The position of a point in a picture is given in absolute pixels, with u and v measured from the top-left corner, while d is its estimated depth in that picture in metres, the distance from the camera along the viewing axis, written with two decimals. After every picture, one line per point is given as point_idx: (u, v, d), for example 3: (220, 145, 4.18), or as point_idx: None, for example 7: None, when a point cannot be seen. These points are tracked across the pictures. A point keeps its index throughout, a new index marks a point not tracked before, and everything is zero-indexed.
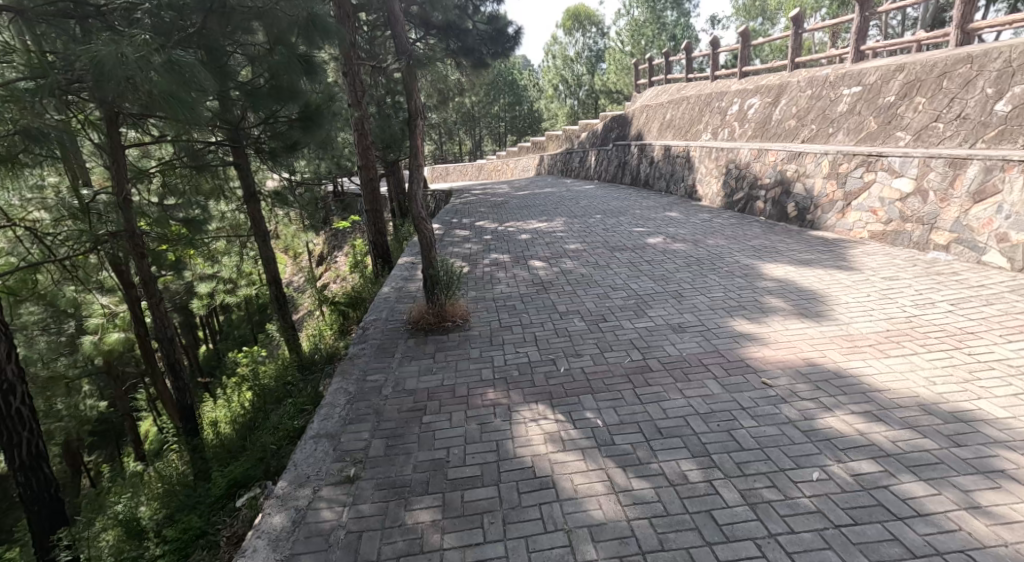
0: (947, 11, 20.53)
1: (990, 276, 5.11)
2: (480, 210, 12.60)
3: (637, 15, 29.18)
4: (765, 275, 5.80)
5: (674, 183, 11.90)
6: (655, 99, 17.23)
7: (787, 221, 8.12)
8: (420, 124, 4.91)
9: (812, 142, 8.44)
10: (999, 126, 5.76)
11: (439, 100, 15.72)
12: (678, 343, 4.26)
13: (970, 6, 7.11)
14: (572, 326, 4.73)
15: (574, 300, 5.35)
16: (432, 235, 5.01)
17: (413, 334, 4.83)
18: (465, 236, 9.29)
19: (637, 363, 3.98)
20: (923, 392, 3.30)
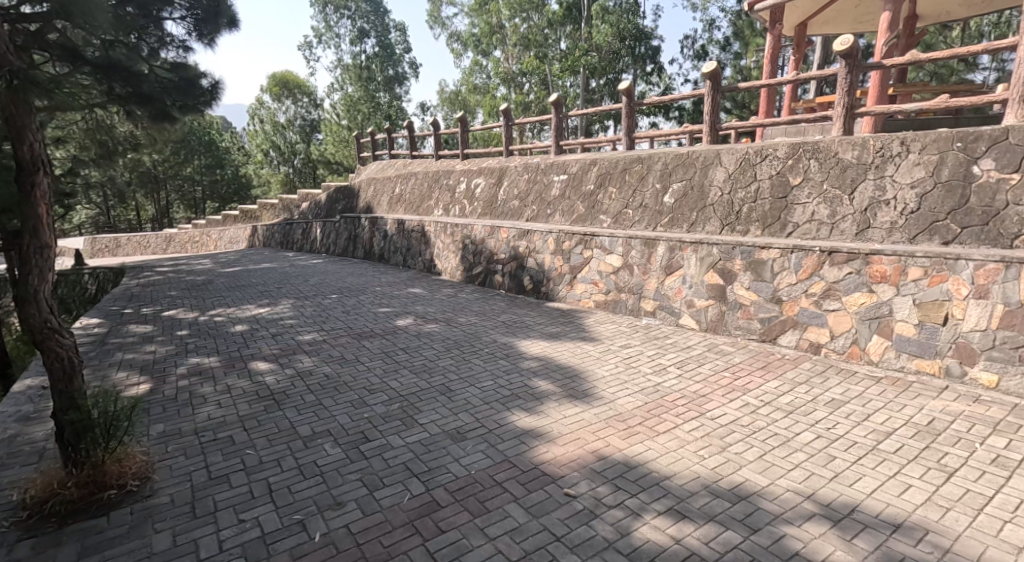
0: (599, 126, 25.79)
1: (689, 337, 5.89)
2: (171, 295, 10.19)
3: (351, 92, 29.04)
4: (525, 353, 5.77)
5: (412, 257, 11.70)
6: (382, 173, 17.25)
7: (524, 293, 8.51)
8: (44, 181, 3.45)
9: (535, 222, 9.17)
10: (669, 214, 6.86)
11: (105, 157, 12.33)
12: (464, 456, 3.69)
13: (633, 119, 8.62)
14: (324, 457, 3.74)
15: (321, 417, 4.34)
16: (74, 354, 3.48)
17: (48, 528, 3.10)
18: (145, 334, 7.15)
19: (422, 498, 3.25)
20: (701, 470, 3.35)
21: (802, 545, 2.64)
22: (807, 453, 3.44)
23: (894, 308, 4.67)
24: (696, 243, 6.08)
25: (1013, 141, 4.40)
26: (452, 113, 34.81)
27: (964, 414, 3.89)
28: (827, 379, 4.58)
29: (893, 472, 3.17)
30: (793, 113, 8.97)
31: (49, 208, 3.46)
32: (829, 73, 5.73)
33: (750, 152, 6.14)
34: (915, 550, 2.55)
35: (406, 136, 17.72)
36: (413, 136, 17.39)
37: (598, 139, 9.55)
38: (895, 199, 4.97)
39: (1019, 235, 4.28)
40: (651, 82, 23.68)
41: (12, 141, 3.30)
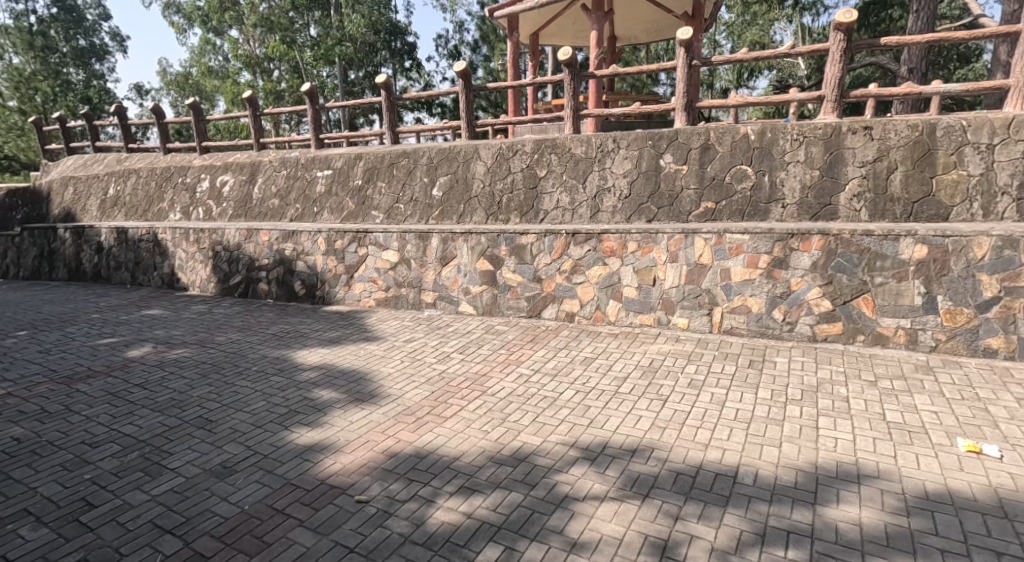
0: (356, 120, 25.09)
1: (468, 322, 6.22)
2: None
3: (17, 63, 22.57)
4: (301, 364, 5.25)
5: (143, 272, 10.04)
6: (77, 168, 14.04)
7: (297, 299, 7.87)
8: None
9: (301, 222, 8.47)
10: (440, 207, 7.04)
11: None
12: (233, 492, 3.11)
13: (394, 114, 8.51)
14: (14, 548, 2.68)
15: (10, 496, 3.14)
16: None
17: None
18: None
19: (181, 556, 2.60)
20: (485, 444, 3.52)
21: (570, 487, 3.02)
22: (568, 408, 4.01)
23: (621, 276, 5.68)
24: (466, 233, 6.45)
25: (682, 141, 5.68)
26: (183, 97, 30.09)
27: (670, 351, 4.99)
28: (580, 341, 5.40)
29: (629, 409, 3.92)
30: (534, 113, 10.14)
31: None
32: (556, 79, 6.54)
33: (503, 147, 6.62)
34: (645, 466, 3.19)
35: (114, 125, 14.53)
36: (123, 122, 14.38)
37: (363, 133, 9.17)
38: (614, 186, 6.00)
39: (692, 211, 5.64)
40: (411, 77, 23.93)
41: None
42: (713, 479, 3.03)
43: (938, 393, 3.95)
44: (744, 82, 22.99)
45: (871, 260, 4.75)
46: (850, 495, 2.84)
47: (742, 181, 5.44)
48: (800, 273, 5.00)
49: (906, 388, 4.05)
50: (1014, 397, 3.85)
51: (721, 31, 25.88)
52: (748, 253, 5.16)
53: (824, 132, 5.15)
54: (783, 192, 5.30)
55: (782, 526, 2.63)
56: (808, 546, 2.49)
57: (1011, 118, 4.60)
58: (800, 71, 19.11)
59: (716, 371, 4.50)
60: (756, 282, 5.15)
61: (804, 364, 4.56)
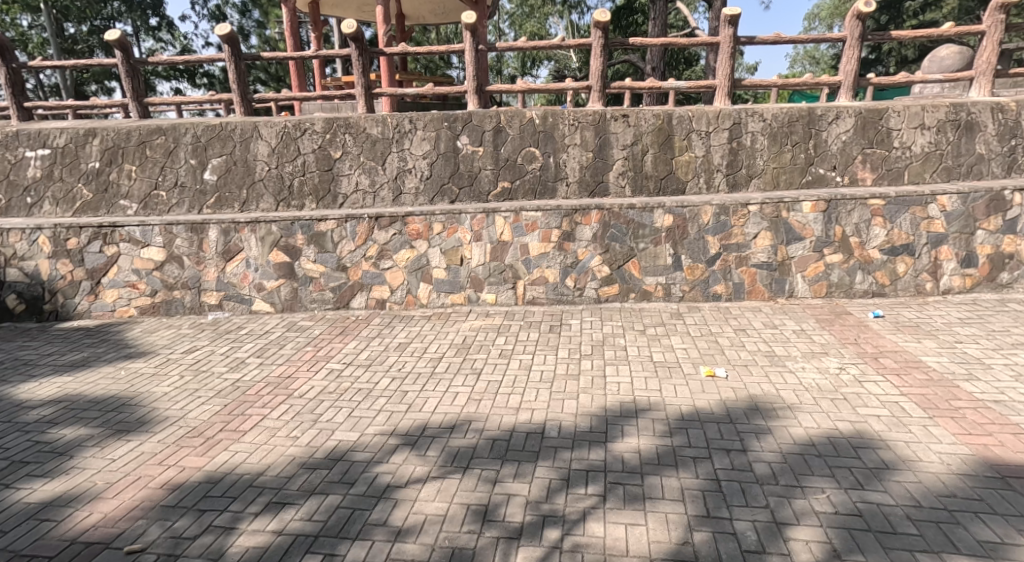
0: (87, 87, 20.52)
1: (266, 321, 5.64)
2: None
3: None
4: (29, 401, 4.00)
5: None
6: None
7: (13, 319, 6.00)
8: None
9: (6, 219, 6.17)
10: (215, 193, 6.08)
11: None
12: None
13: (137, 81, 6.61)
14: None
15: None
16: None
17: None
18: None
19: None
20: (295, 451, 3.25)
21: (391, 477, 2.96)
22: (385, 396, 3.92)
23: (428, 258, 5.69)
24: (253, 223, 5.77)
25: (476, 122, 5.81)
26: None
27: (481, 327, 5.17)
28: (393, 327, 5.29)
29: (446, 387, 3.97)
30: (324, 89, 9.47)
31: None
32: (343, 54, 6.17)
33: (288, 125, 5.98)
34: (464, 439, 3.27)
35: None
36: None
37: (95, 102, 7.19)
38: (414, 167, 5.93)
39: (490, 191, 5.86)
40: (160, 39, 20.58)
41: None
42: (524, 438, 3.24)
43: (687, 333, 4.76)
44: (527, 70, 24.39)
45: (635, 230, 5.47)
46: (631, 427, 3.28)
47: (531, 162, 5.80)
48: (584, 244, 5.54)
49: (666, 331, 4.82)
50: (733, 328, 4.82)
51: (505, 20, 26.97)
52: (542, 229, 5.55)
53: (593, 118, 5.70)
54: (566, 171, 5.79)
55: (582, 466, 2.93)
56: (602, 479, 2.82)
57: (719, 111, 5.61)
58: (573, 63, 20.93)
59: (522, 339, 4.80)
60: (550, 255, 5.58)
61: (592, 322, 5.12)
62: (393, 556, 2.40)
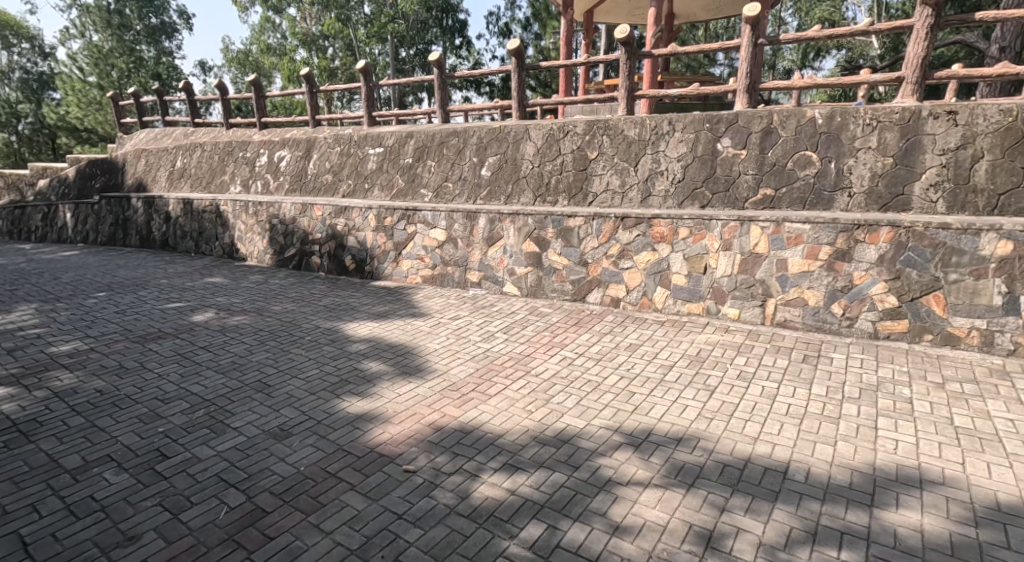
0: (406, 97, 25.05)
1: (513, 303, 6.20)
2: None
3: (97, 41, 22.88)
4: (350, 336, 5.14)
5: (205, 243, 9.40)
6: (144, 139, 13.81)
7: (347, 274, 7.69)
8: None
9: (351, 199, 7.98)
10: (487, 187, 6.87)
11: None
12: (289, 454, 3.21)
13: (446, 92, 7.90)
14: (104, 489, 2.89)
15: (98, 440, 3.35)
16: None
17: None
18: None
19: (243, 509, 2.75)
20: (529, 423, 3.53)
21: (614, 472, 3.00)
22: (613, 392, 3.97)
23: (670, 263, 5.55)
24: (514, 214, 6.37)
25: (742, 124, 5.48)
26: (242, 78, 30.30)
27: (719, 342, 4.87)
28: (625, 327, 5.33)
29: (675, 397, 3.85)
30: (585, 93, 9.91)
31: None
32: (610, 58, 6.34)
33: (554, 127, 6.48)
34: (691, 455, 3.14)
35: (178, 102, 13.92)
36: (166, 100, 14.10)
37: (412, 110, 8.73)
38: (667, 169, 5.82)
39: (749, 198, 5.43)
40: (460, 56, 23.98)
41: None
42: (761, 473, 2.96)
43: (1013, 399, 3.73)
44: (813, 61, 21.90)
45: (947, 256, 4.49)
46: (911, 500, 2.73)
47: (805, 168, 5.20)
48: (865, 267, 4.77)
49: (977, 392, 3.84)
50: None
51: (789, 9, 24.60)
52: (808, 244, 4.95)
53: (902, 116, 4.83)
54: (850, 180, 5.03)
55: (835, 525, 2.56)
56: (864, 548, 2.42)
57: None
58: (873, 50, 18.21)
59: (768, 363, 4.38)
60: (815, 274, 4.95)
61: (864, 361, 4.38)
62: (610, 548, 2.45)
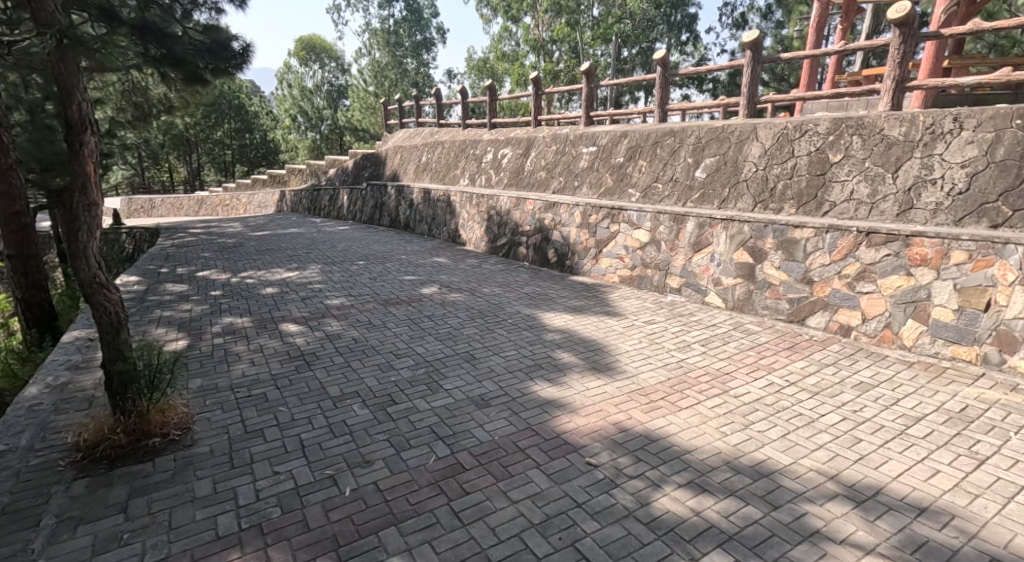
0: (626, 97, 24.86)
1: (715, 315, 5.71)
2: (202, 255, 9.10)
3: (377, 58, 27.20)
4: (546, 325, 5.26)
5: (436, 228, 10.53)
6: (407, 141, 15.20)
7: (548, 266, 7.90)
8: (88, 137, 3.21)
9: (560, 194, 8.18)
10: (700, 189, 6.44)
11: (136, 117, 10.62)
12: (487, 422, 3.42)
13: (666, 90, 7.58)
14: (352, 418, 3.48)
15: (350, 378, 4.02)
16: (119, 306, 3.30)
17: (89, 470, 3.00)
18: (181, 293, 6.51)
19: (446, 461, 3.05)
20: (722, 446, 3.21)
21: (825, 525, 2.58)
22: (831, 433, 3.39)
23: (932, 292, 4.51)
24: (727, 220, 5.85)
25: None
26: (479, 82, 33.19)
27: (997, 402, 3.82)
28: (855, 361, 4.53)
29: (920, 457, 3.13)
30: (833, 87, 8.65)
31: (95, 167, 3.26)
32: (875, 44, 5.41)
33: (789, 127, 5.83)
34: (939, 535, 2.52)
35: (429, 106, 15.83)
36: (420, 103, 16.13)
37: (629, 110, 8.59)
38: (942, 178, 4.73)
39: None
40: (684, 52, 23.04)
41: (60, 97, 3.10)
42: None
43: None
44: None
45: None
46: None
47: None
48: None
49: None
50: None
51: None
52: None
53: None
54: None
55: None
56: None
57: None
58: None
59: None
60: None
61: None
62: None
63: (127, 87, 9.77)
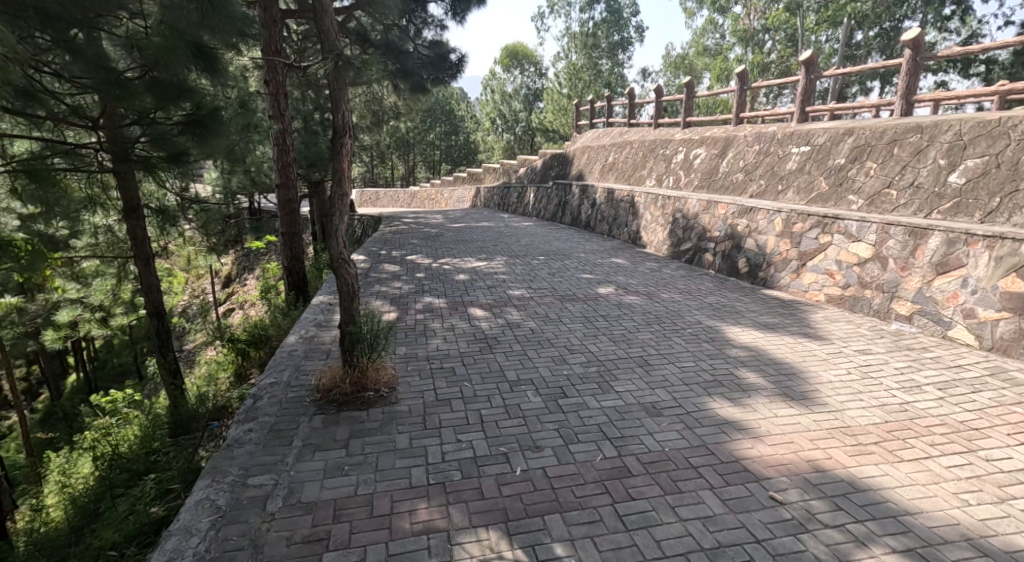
0: (854, 87, 21.61)
1: (962, 355, 4.55)
2: (409, 242, 10.11)
3: (574, 60, 27.41)
4: (732, 340, 4.72)
5: (617, 228, 10.26)
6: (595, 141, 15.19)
7: (737, 276, 7.13)
8: (349, 142, 3.58)
9: (760, 199, 7.37)
10: (955, 198, 5.23)
11: (372, 123, 12.51)
12: (656, 432, 3.13)
13: (915, 77, 6.34)
14: (526, 403, 3.46)
15: (525, 365, 4.03)
16: (356, 282, 3.69)
17: (322, 409, 3.45)
18: (392, 272, 7.27)
19: (613, 461, 2.85)
20: (960, 516, 2.50)
21: None
22: None
23: None
24: (993, 238, 4.64)
25: None
26: (677, 79, 31.68)
27: None
28: None
29: None
30: None
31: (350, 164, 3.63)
32: None
33: None
34: None
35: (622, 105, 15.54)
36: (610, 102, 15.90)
37: (858, 103, 7.35)
38: None
39: None
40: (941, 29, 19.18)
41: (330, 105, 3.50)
42: None
43: None
44: None
45: None
46: None
47: None
48: None
49: None
50: None
51: None
52: None
53: None
54: None
55: None
56: None
57: None
58: None
59: None
60: None
61: None
62: None
63: (369, 98, 11.37)
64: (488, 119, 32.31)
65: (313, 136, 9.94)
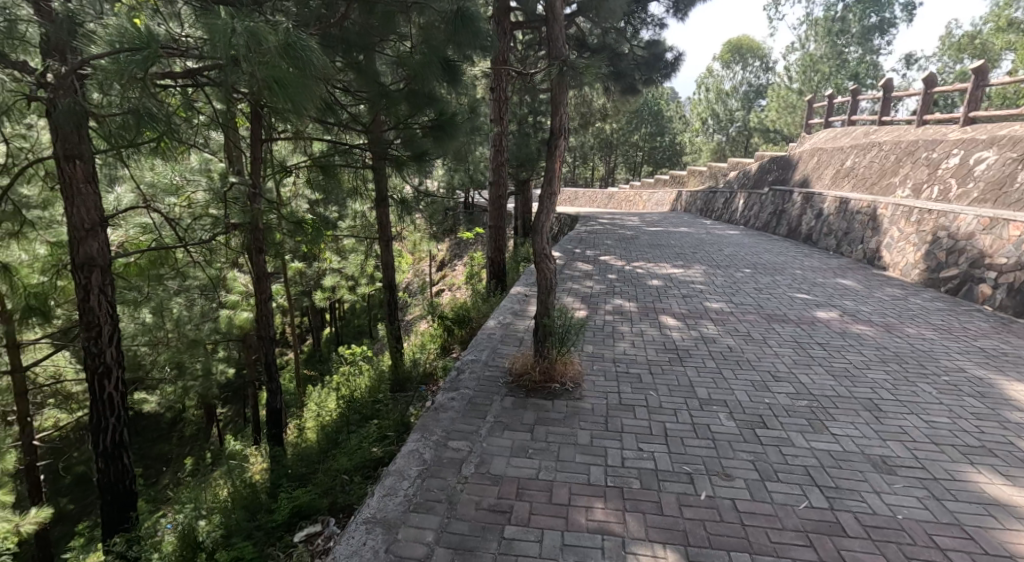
0: None
1: None
2: (605, 242, 10.21)
3: (811, 51, 24.17)
4: (1010, 397, 3.76)
5: (848, 244, 9.03)
6: (832, 141, 13.47)
7: None
8: (563, 144, 3.76)
9: None
10: None
11: (581, 125, 12.93)
12: (887, 493, 2.71)
13: None
14: (718, 426, 3.27)
15: (720, 385, 3.80)
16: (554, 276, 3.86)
17: (512, 392, 3.71)
18: (586, 271, 7.42)
19: (823, 514, 2.55)
20: None
21: None
22: None
23: None
24: None
25: None
26: (951, 65, 26.21)
27: None
28: None
29: None
30: None
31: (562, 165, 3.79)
32: None
33: None
34: None
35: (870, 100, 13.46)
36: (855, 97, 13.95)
37: None
38: None
39: None
40: None
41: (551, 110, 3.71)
42: None
43: None
44: None
45: None
46: None
47: None
48: None
49: None
50: None
51: None
52: None
53: None
54: None
55: None
56: None
57: None
58: None
59: None
60: None
61: None
62: None
63: (579, 101, 11.72)
64: (699, 119, 30.76)
65: (525, 138, 10.61)
